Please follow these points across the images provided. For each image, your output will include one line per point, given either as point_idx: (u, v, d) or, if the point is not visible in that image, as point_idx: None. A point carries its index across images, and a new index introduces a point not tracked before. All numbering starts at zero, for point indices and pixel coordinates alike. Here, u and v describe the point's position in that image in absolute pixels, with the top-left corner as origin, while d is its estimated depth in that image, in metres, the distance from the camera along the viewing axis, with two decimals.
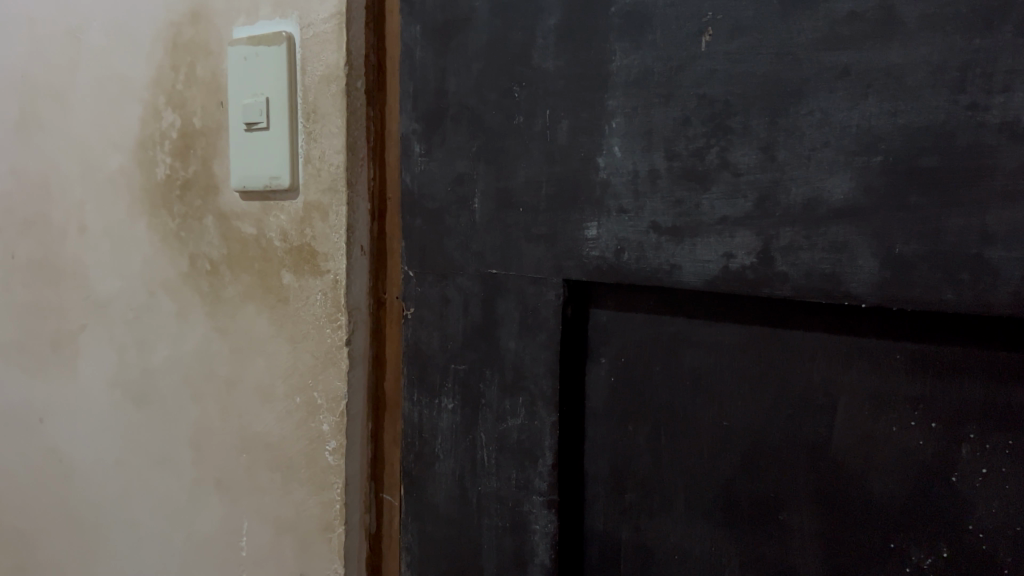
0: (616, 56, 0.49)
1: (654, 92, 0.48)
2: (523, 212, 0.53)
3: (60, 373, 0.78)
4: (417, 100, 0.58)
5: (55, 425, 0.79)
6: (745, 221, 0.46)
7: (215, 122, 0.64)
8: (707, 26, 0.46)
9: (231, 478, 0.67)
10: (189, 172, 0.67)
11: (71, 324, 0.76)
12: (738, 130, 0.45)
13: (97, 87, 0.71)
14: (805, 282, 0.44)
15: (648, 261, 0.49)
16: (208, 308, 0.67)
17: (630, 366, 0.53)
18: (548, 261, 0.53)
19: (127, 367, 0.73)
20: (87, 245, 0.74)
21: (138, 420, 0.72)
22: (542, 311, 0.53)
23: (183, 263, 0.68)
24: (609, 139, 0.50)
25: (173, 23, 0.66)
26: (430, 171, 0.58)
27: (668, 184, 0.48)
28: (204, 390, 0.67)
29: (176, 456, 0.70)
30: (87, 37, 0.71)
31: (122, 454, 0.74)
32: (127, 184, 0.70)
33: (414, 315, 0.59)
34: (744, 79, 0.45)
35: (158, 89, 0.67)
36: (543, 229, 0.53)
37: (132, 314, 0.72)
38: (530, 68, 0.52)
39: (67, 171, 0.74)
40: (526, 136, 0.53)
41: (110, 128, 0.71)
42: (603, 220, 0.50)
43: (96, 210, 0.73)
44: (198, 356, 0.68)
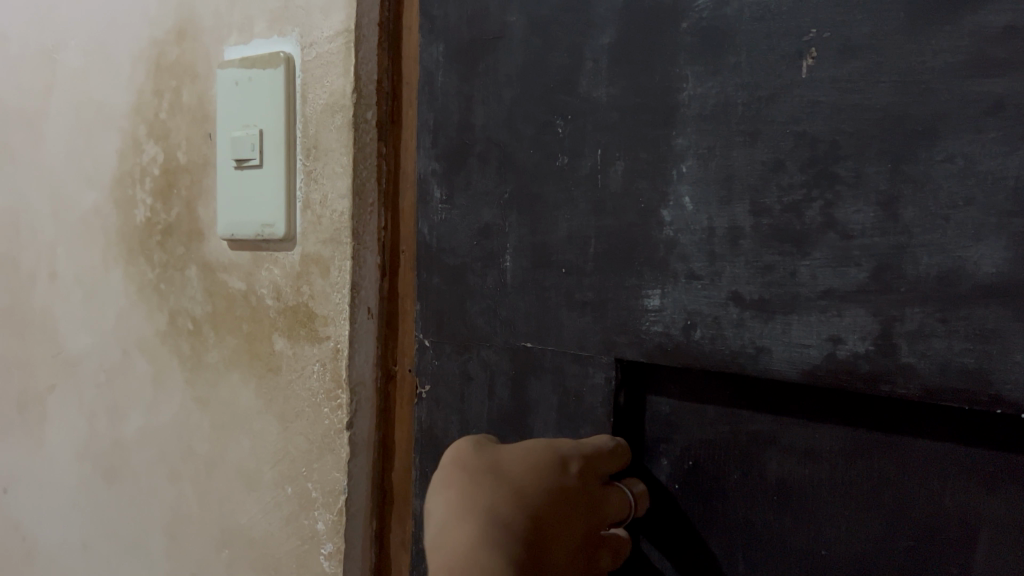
0: (686, 84, 0.39)
1: (735, 129, 0.38)
2: (565, 275, 0.43)
3: (22, 440, 0.68)
4: (438, 135, 0.49)
5: (14, 495, 0.69)
6: (856, 296, 0.35)
7: (202, 157, 0.55)
8: (810, 46, 0.36)
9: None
10: (171, 216, 0.57)
11: (38, 385, 0.66)
12: (849, 179, 0.35)
13: (73, 115, 0.62)
14: (940, 380, 0.34)
15: (726, 342, 0.39)
16: (188, 375, 0.57)
17: (696, 473, 0.42)
18: (594, 335, 0.43)
19: (96, 437, 0.62)
20: (56, 293, 0.64)
21: (105, 498, 0.62)
22: (586, 399, 0.43)
23: (161, 320, 0.58)
24: (677, 187, 0.40)
25: (156, 41, 0.56)
26: (451, 222, 0.48)
27: (753, 245, 0.38)
28: (183, 471, 0.57)
29: (147, 545, 0.60)
30: (63, 57, 0.62)
31: (87, 537, 0.64)
32: (100, 226, 0.61)
33: (430, 393, 0.50)
34: (857, 115, 0.35)
35: (138, 117, 0.58)
36: (589, 295, 0.43)
37: (103, 377, 0.62)
38: (576, 97, 0.42)
39: (38, 211, 0.65)
40: (568, 180, 0.43)
41: (84, 161, 0.61)
42: (667, 288, 0.40)
43: (66, 254, 0.63)
44: (177, 429, 0.58)
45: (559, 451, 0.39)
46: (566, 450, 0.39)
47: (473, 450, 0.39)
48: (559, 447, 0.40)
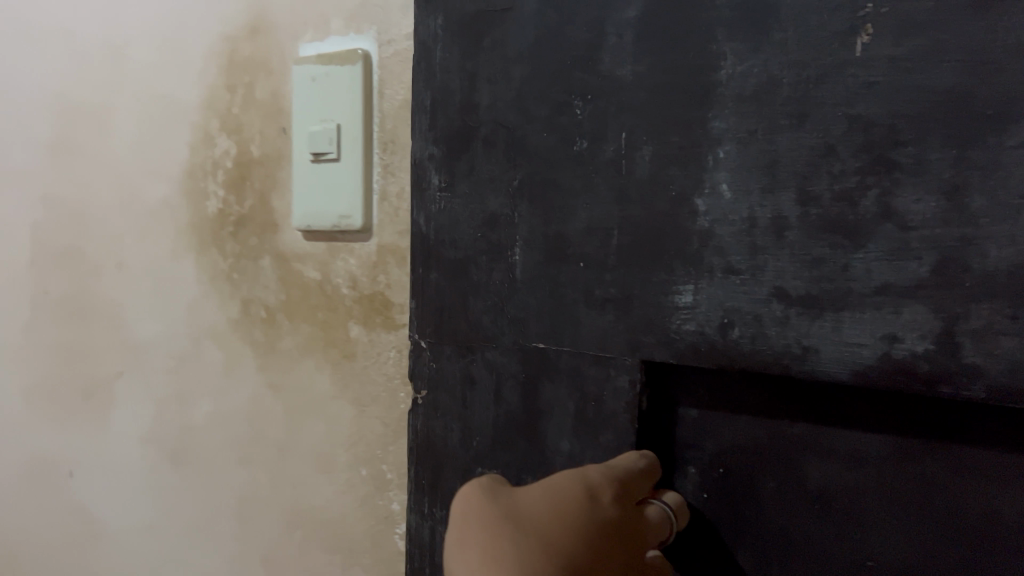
0: (725, 61, 0.36)
1: (779, 113, 0.35)
2: (581, 269, 0.41)
3: (88, 425, 0.70)
4: (437, 116, 0.47)
5: (82, 476, 0.71)
6: (915, 292, 0.32)
7: (276, 150, 0.56)
8: (865, 22, 0.33)
9: (280, 555, 0.59)
10: (244, 208, 0.58)
11: (107, 369, 0.68)
12: (908, 166, 0.32)
13: (143, 111, 0.63)
14: (1009, 380, 0.31)
15: (768, 341, 0.36)
16: (259, 362, 0.59)
17: (728, 482, 0.39)
18: (616, 336, 0.40)
19: (164, 423, 0.65)
20: (124, 283, 0.65)
21: (177, 481, 0.64)
22: (608, 403, 0.41)
23: (234, 309, 0.60)
24: (714, 173, 0.37)
25: (228, 38, 0.57)
26: (452, 212, 0.46)
27: (800, 238, 0.35)
28: (251, 454, 0.59)
29: (219, 522, 0.62)
30: (132, 55, 0.62)
31: (155, 517, 0.67)
32: (170, 218, 0.62)
33: (430, 396, 0.48)
34: (918, 97, 0.32)
35: (210, 112, 0.59)
36: (612, 291, 0.40)
37: (171, 364, 0.64)
38: (597, 74, 0.40)
39: (106, 204, 0.66)
40: (589, 165, 0.40)
41: (153, 156, 0.63)
42: (701, 284, 0.38)
43: (135, 245, 0.64)
44: (246, 413, 0.59)
45: (586, 481, 0.36)
46: (595, 482, 0.36)
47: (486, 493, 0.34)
48: (587, 477, 0.36)
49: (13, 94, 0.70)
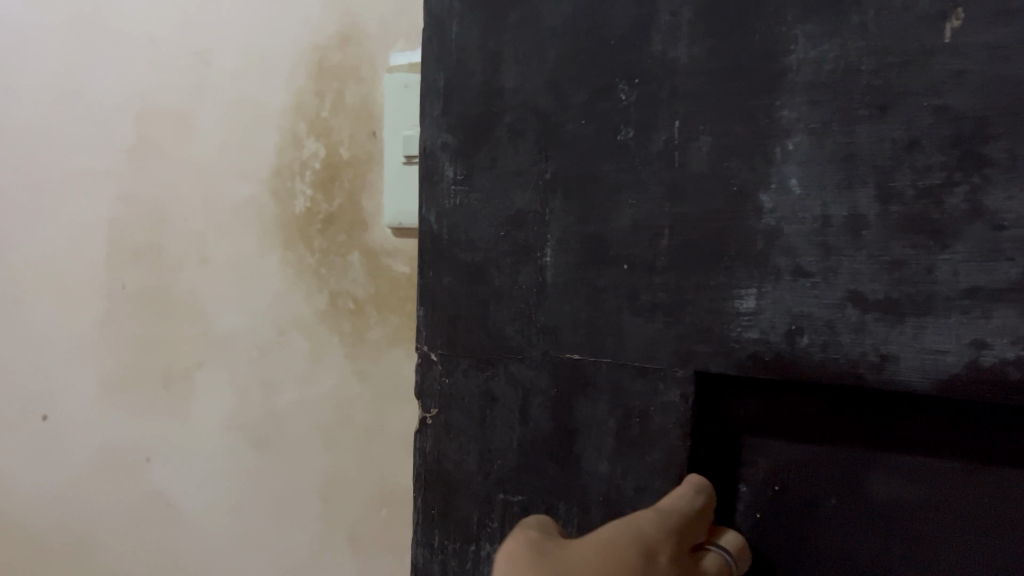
0: (795, 45, 0.33)
1: (857, 102, 0.32)
2: (625, 272, 0.38)
3: (167, 415, 0.62)
4: (451, 101, 0.43)
5: (146, 472, 0.64)
6: (1008, 295, 0.29)
7: (366, 153, 0.55)
8: (956, 6, 0.30)
9: (369, 535, 0.57)
10: (332, 207, 0.56)
11: (184, 358, 0.61)
12: (1002, 162, 0.29)
13: (230, 113, 0.58)
14: None
15: (840, 350, 0.33)
16: (347, 350, 0.56)
17: (784, 499, 0.38)
18: (667, 345, 0.37)
19: (248, 407, 0.59)
20: (207, 276, 0.60)
21: (259, 469, 0.60)
22: (656, 419, 0.38)
23: (320, 300, 0.57)
24: (782, 167, 0.34)
25: (319, 48, 0.55)
26: (469, 209, 0.43)
27: (879, 237, 0.32)
28: (337, 435, 0.57)
29: (298, 503, 0.59)
30: (220, 60, 0.58)
31: (235, 503, 0.61)
32: (255, 216, 0.58)
33: (443, 411, 0.45)
34: (1013, 85, 0.29)
35: (298, 116, 0.56)
36: (660, 297, 0.37)
37: (255, 352, 0.59)
38: (649, 56, 0.37)
39: (187, 199, 0.60)
40: (629, 157, 0.38)
41: (242, 156, 0.58)
42: (766, 287, 0.34)
43: (220, 241, 0.59)
44: (334, 398, 0.57)
45: (641, 533, 0.31)
46: (652, 537, 0.31)
47: (549, 568, 0.27)
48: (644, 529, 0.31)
49: (67, 81, 0.62)
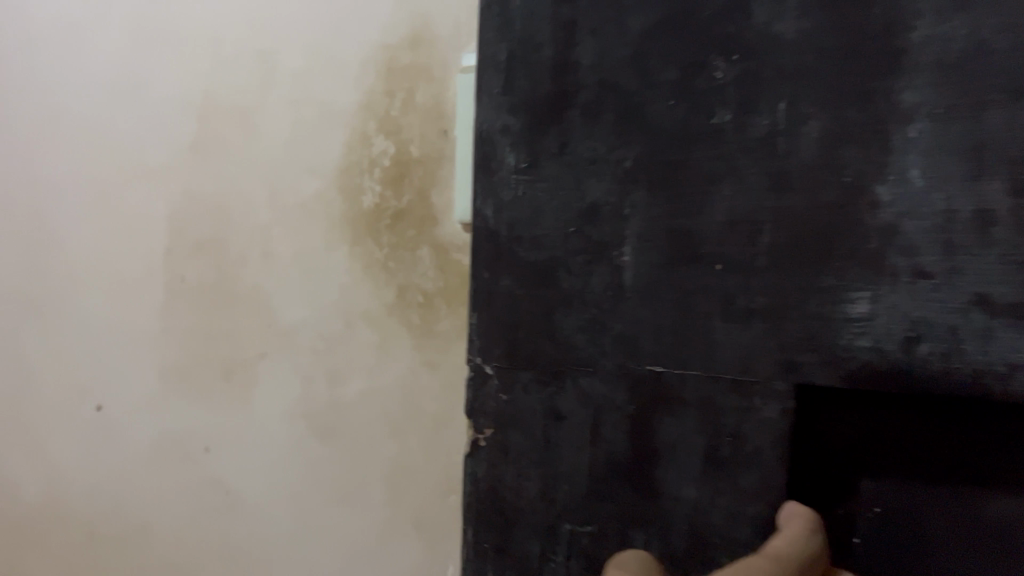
0: (919, 23, 0.30)
1: (985, 85, 0.29)
2: (716, 274, 0.35)
3: (226, 408, 0.59)
4: (514, 77, 0.40)
5: (204, 462, 0.60)
6: None
7: (436, 151, 0.51)
8: None
9: (439, 525, 0.52)
10: (402, 203, 0.52)
11: (245, 350, 0.57)
12: None
13: (295, 111, 0.54)
14: None
15: (966, 359, 0.30)
16: (415, 341, 0.52)
17: (892, 519, 0.36)
18: (765, 354, 0.34)
19: (312, 395, 0.55)
20: (272, 272, 0.56)
21: (321, 458, 0.55)
22: (751, 437, 0.35)
23: (388, 294, 0.52)
24: (903, 158, 0.31)
25: (388, 48, 0.51)
26: (533, 201, 0.40)
27: (1010, 234, 0.29)
28: (406, 423, 0.52)
29: (363, 490, 0.54)
30: (285, 58, 0.54)
31: (297, 490, 0.56)
32: (323, 213, 0.54)
33: (499, 432, 0.41)
34: None
35: (367, 114, 0.52)
36: (760, 299, 0.34)
37: (321, 343, 0.55)
38: (750, 29, 0.34)
39: (253, 194, 0.56)
40: (724, 143, 0.35)
41: (309, 154, 0.54)
42: (881, 291, 0.32)
43: (285, 235, 0.55)
44: (400, 388, 0.52)
45: None
46: None
47: None
48: None
49: (128, 82, 0.60)
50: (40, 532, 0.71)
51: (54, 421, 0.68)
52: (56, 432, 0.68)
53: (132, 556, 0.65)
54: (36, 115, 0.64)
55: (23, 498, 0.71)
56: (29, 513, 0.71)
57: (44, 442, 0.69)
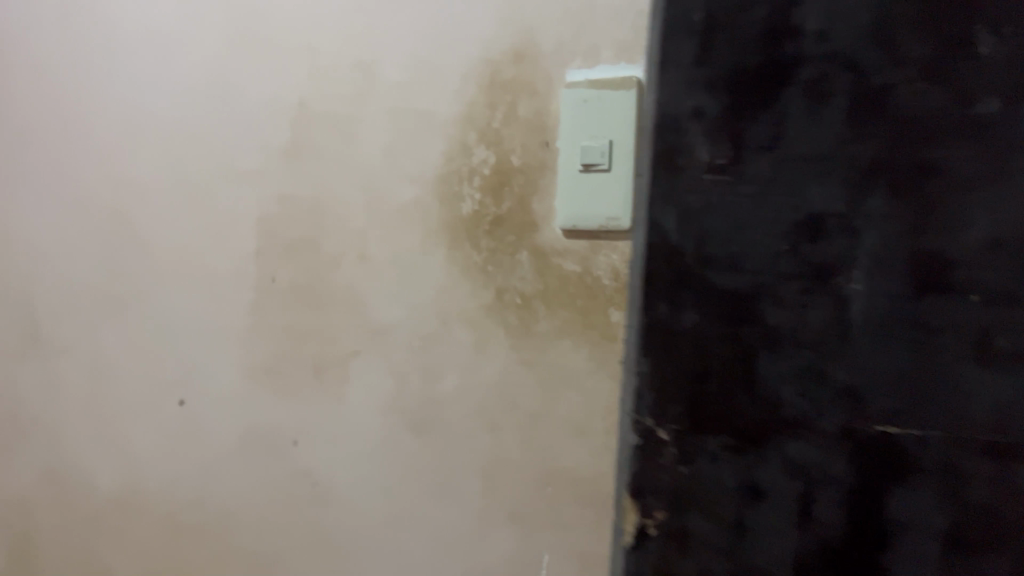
0: None
1: None
2: (975, 303, 0.37)
3: (317, 401, 0.60)
4: (714, 39, 0.39)
5: (292, 455, 0.61)
6: None
7: (538, 160, 0.49)
8: None
9: (532, 515, 0.51)
10: (502, 210, 0.50)
11: (339, 347, 0.58)
12: None
13: (393, 118, 0.54)
14: None
15: None
16: (512, 342, 0.51)
17: None
18: (997, 402, 0.37)
19: (405, 390, 0.55)
20: (367, 273, 0.56)
21: (414, 450, 0.55)
22: (976, 486, 0.38)
23: (486, 296, 0.51)
24: None
25: (490, 61, 0.50)
26: (731, 207, 0.40)
27: None
28: (502, 417, 0.51)
29: (457, 484, 0.54)
30: (384, 69, 0.54)
31: (390, 479, 0.56)
32: (420, 218, 0.54)
33: (673, 512, 0.42)
34: None
35: (468, 124, 0.51)
36: (1000, 346, 0.37)
37: (416, 342, 0.54)
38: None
39: (349, 198, 0.57)
40: (986, 137, 0.36)
41: (407, 160, 0.54)
42: None
43: (382, 237, 0.55)
44: (497, 386, 0.51)
45: None
46: None
47: None
48: None
49: (222, 87, 0.62)
50: (119, 521, 0.73)
51: (135, 416, 0.70)
52: (137, 425, 0.70)
53: (217, 541, 0.67)
54: (136, 118, 0.66)
55: (101, 489, 0.74)
56: (108, 502, 0.73)
57: (125, 434, 0.71)
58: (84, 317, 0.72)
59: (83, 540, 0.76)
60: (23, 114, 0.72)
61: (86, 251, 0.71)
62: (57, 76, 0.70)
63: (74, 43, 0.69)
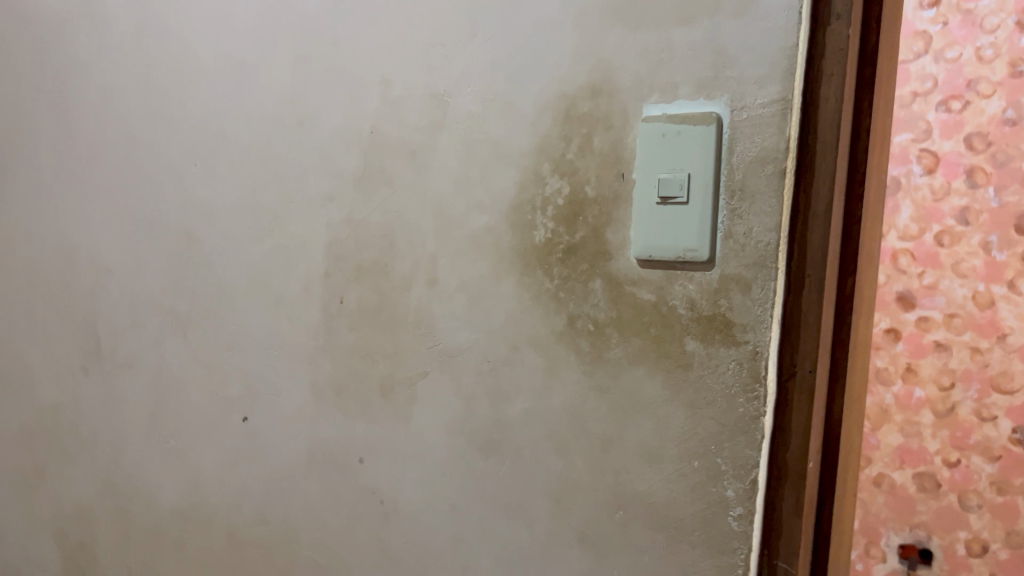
0: None
1: None
2: None
3: (384, 421, 0.61)
4: None
5: (359, 473, 0.63)
6: None
7: (612, 192, 0.50)
8: None
9: (602, 540, 0.52)
10: (576, 239, 0.52)
11: (408, 368, 0.59)
12: None
13: (466, 148, 0.56)
14: None
15: None
16: (584, 369, 0.52)
17: None
18: None
19: (475, 413, 0.56)
20: (437, 298, 0.58)
21: (482, 471, 0.56)
22: None
23: (558, 322, 0.53)
24: None
25: (566, 94, 0.51)
26: None
27: None
28: (573, 442, 0.52)
29: (526, 505, 0.55)
30: (457, 99, 0.56)
31: (457, 498, 0.58)
32: (492, 245, 0.55)
33: None
34: None
35: (542, 154, 0.53)
36: None
37: (486, 365, 0.56)
38: None
39: (420, 224, 0.58)
40: None
41: (479, 188, 0.55)
42: None
43: (452, 263, 0.57)
44: (569, 411, 0.52)
45: None
46: None
47: None
48: None
49: (294, 114, 0.64)
50: (180, 533, 0.75)
51: (199, 431, 0.72)
52: (201, 440, 0.72)
53: (280, 555, 0.68)
54: (207, 143, 0.69)
55: (164, 502, 0.75)
56: (169, 515, 0.75)
57: (188, 448, 0.73)
58: (150, 334, 0.74)
59: (145, 551, 0.78)
60: (104, 140, 0.76)
61: (154, 270, 0.73)
62: (134, 103, 0.74)
63: (152, 72, 0.72)
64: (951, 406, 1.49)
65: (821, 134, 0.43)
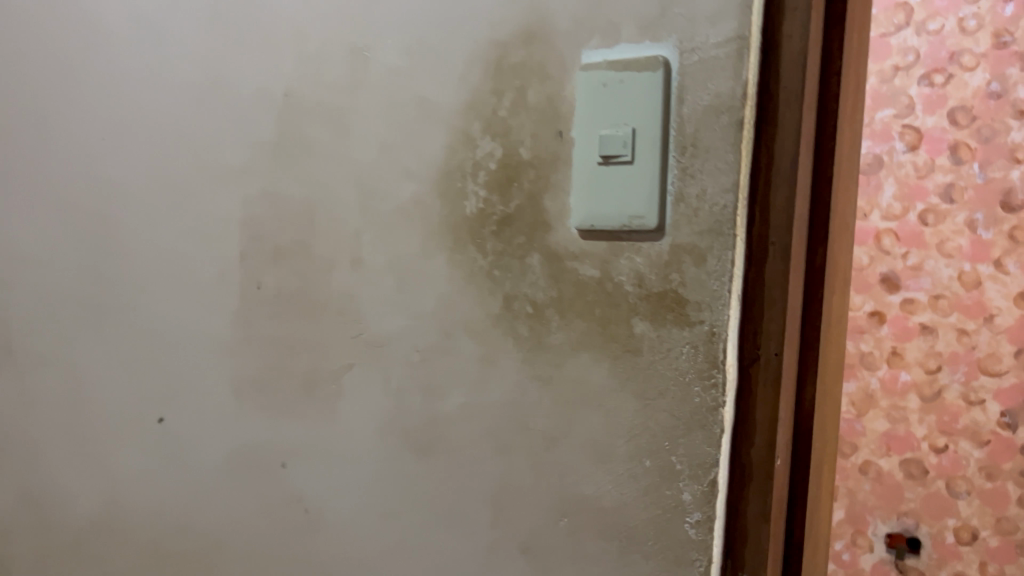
0: None
1: None
2: None
3: (310, 420, 0.54)
4: None
5: (284, 478, 0.56)
6: None
7: (550, 153, 0.44)
8: None
9: (548, 551, 0.46)
10: (511, 209, 0.45)
11: (333, 360, 0.53)
12: None
13: (390, 109, 0.49)
14: None
15: None
16: (523, 357, 0.45)
17: None
18: None
19: (406, 409, 0.50)
20: (362, 280, 0.51)
21: (416, 474, 0.50)
22: None
23: (494, 305, 0.46)
24: None
25: (498, 43, 0.45)
26: None
27: None
28: (514, 440, 0.46)
29: (464, 512, 0.48)
30: (379, 54, 0.49)
31: (390, 506, 0.51)
32: (421, 219, 0.48)
33: None
34: None
35: (473, 113, 0.46)
36: None
37: (417, 355, 0.49)
38: None
39: (343, 197, 0.51)
40: None
41: (406, 154, 0.49)
42: None
43: (377, 240, 0.50)
44: (508, 405, 0.46)
45: None
46: None
47: None
48: None
49: (207, 79, 0.57)
50: (100, 546, 0.68)
51: (117, 434, 0.65)
52: (118, 444, 0.65)
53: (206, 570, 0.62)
54: (115, 114, 0.62)
55: (83, 512, 0.69)
56: (88, 526, 0.68)
57: (106, 453, 0.66)
58: (62, 328, 0.67)
59: (65, 566, 0.71)
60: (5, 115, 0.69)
61: (64, 258, 0.66)
62: (37, 72, 0.66)
63: (54, 37, 0.65)
64: (937, 390, 1.43)
65: (784, 78, 0.37)
